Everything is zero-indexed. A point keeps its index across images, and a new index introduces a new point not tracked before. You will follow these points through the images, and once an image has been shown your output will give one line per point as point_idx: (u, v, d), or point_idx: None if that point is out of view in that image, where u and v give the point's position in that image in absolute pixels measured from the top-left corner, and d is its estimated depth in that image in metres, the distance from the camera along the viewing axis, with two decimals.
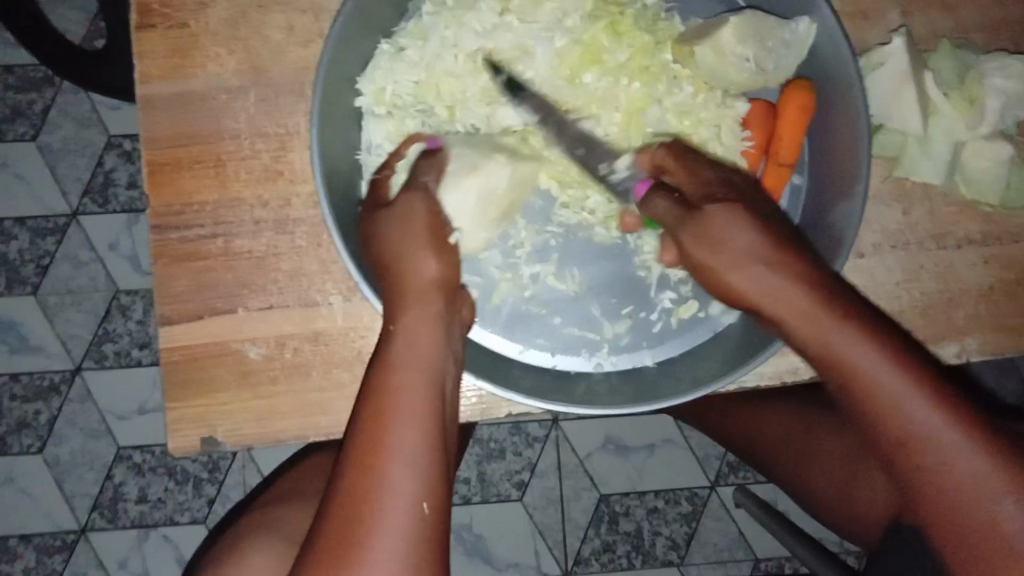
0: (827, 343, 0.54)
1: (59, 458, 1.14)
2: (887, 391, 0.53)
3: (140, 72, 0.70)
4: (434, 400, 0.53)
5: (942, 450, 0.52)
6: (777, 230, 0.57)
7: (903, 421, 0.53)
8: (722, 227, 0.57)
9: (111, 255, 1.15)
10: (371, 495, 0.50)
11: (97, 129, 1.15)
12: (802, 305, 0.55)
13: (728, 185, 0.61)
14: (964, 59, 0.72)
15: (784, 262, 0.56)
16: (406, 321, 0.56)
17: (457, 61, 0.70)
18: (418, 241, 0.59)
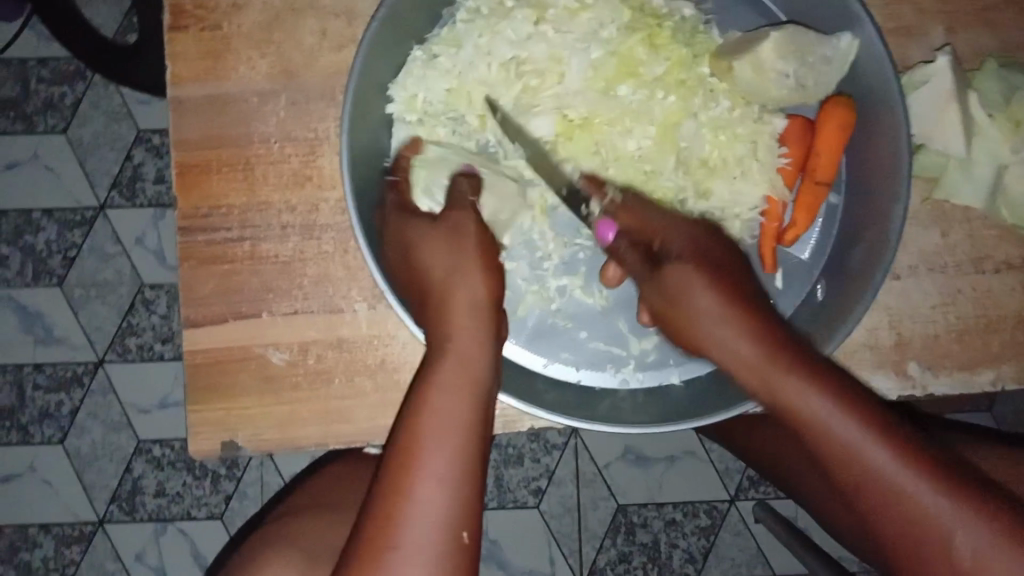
0: (787, 403, 0.55)
1: (80, 449, 1.15)
2: (852, 452, 0.52)
3: (173, 73, 0.70)
4: (473, 422, 0.52)
5: (908, 498, 0.50)
6: (738, 290, 0.60)
7: (863, 468, 0.51)
8: (680, 287, 0.60)
9: (138, 249, 1.15)
10: (407, 514, 0.48)
11: (128, 123, 1.15)
12: (757, 359, 0.56)
13: (698, 248, 0.63)
14: (1011, 79, 0.70)
15: (742, 320, 0.58)
16: (453, 341, 0.56)
17: (490, 69, 0.69)
18: (458, 263, 0.59)
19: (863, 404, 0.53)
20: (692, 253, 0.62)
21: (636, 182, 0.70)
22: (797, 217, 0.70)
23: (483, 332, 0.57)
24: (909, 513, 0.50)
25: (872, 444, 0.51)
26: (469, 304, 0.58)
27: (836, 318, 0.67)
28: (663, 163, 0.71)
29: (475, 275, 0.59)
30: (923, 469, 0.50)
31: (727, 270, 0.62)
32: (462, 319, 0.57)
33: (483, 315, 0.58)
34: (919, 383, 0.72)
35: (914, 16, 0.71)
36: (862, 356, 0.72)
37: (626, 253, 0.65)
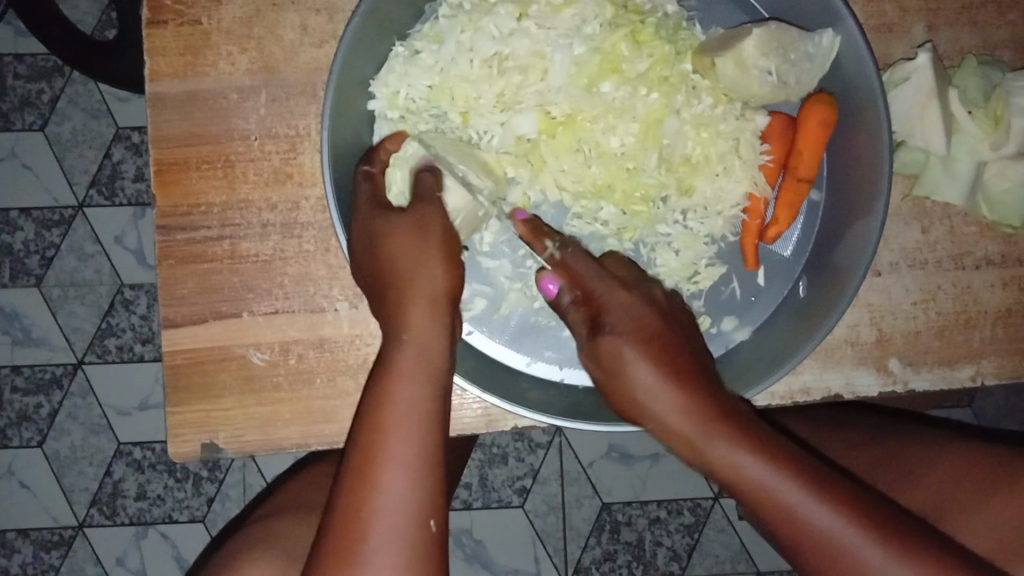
0: (724, 462, 0.55)
1: (59, 452, 1.13)
2: (788, 507, 0.52)
3: (152, 69, 0.69)
4: (436, 411, 0.51)
5: (854, 557, 0.50)
6: (681, 359, 0.61)
7: (809, 533, 0.51)
8: (619, 360, 0.61)
9: (117, 248, 1.14)
10: (373, 505, 0.47)
11: (107, 121, 1.14)
12: (699, 433, 0.57)
13: (643, 310, 0.63)
14: (991, 76, 0.70)
15: (682, 390, 0.58)
16: (405, 332, 0.54)
17: (473, 66, 0.69)
18: (420, 248, 0.58)
19: (807, 467, 0.54)
20: (634, 321, 0.62)
21: (619, 179, 0.70)
22: (779, 213, 0.71)
23: (439, 319, 0.56)
24: (845, 559, 0.50)
25: (818, 506, 0.51)
26: (429, 293, 0.56)
27: (818, 315, 0.67)
28: (645, 160, 0.70)
29: (434, 262, 0.58)
30: (871, 531, 0.50)
31: (669, 333, 0.62)
32: (421, 302, 0.56)
33: (441, 304, 0.56)
34: (900, 379, 0.73)
35: (895, 13, 0.72)
36: (844, 352, 0.72)
37: (570, 310, 0.65)
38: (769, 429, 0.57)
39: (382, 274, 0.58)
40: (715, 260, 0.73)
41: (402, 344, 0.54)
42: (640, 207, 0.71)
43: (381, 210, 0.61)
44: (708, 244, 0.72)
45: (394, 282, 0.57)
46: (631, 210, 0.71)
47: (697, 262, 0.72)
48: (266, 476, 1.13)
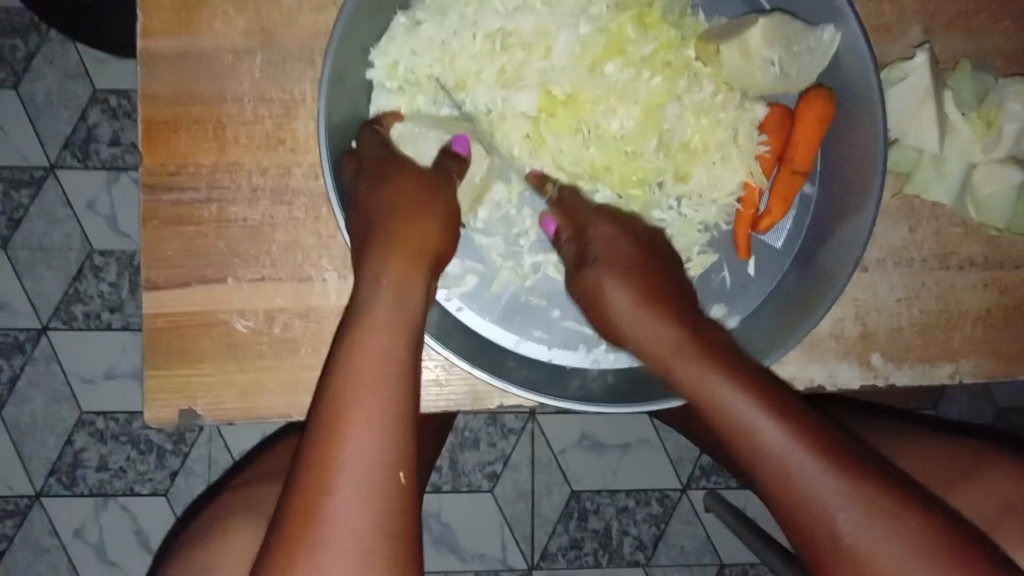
0: (642, 341, 0.59)
1: (19, 419, 1.10)
2: (693, 385, 0.55)
3: (144, 23, 0.67)
4: (407, 359, 0.48)
5: (747, 426, 0.51)
6: (664, 292, 0.61)
7: (710, 404, 0.54)
8: (606, 288, 0.62)
9: (88, 213, 1.10)
10: (339, 460, 0.44)
11: (83, 82, 1.10)
12: (631, 311, 0.60)
13: (623, 244, 0.65)
14: (983, 81, 0.71)
15: (656, 314, 0.59)
16: (373, 270, 0.52)
17: (475, 40, 0.68)
18: (413, 206, 0.56)
19: (729, 359, 0.55)
20: (613, 261, 0.63)
21: (616, 163, 0.70)
22: (773, 204, 0.71)
23: (416, 271, 0.53)
24: (729, 416, 0.52)
25: (771, 424, 0.50)
26: (420, 247, 0.54)
27: (804, 308, 0.67)
28: (645, 145, 0.70)
29: (419, 221, 0.55)
30: (821, 456, 0.48)
31: (647, 261, 0.64)
32: (402, 256, 0.53)
33: (424, 258, 0.54)
34: (881, 373, 0.74)
35: (893, 13, 0.72)
36: (828, 346, 0.73)
37: (567, 245, 0.67)
38: (705, 322, 0.59)
39: (371, 224, 0.55)
40: (707, 248, 0.73)
41: (375, 294, 0.51)
42: (636, 191, 0.71)
43: (392, 158, 0.60)
44: (701, 232, 0.73)
45: (383, 229, 0.54)
46: (628, 193, 0.71)
47: (690, 250, 0.72)
48: (231, 452, 1.10)
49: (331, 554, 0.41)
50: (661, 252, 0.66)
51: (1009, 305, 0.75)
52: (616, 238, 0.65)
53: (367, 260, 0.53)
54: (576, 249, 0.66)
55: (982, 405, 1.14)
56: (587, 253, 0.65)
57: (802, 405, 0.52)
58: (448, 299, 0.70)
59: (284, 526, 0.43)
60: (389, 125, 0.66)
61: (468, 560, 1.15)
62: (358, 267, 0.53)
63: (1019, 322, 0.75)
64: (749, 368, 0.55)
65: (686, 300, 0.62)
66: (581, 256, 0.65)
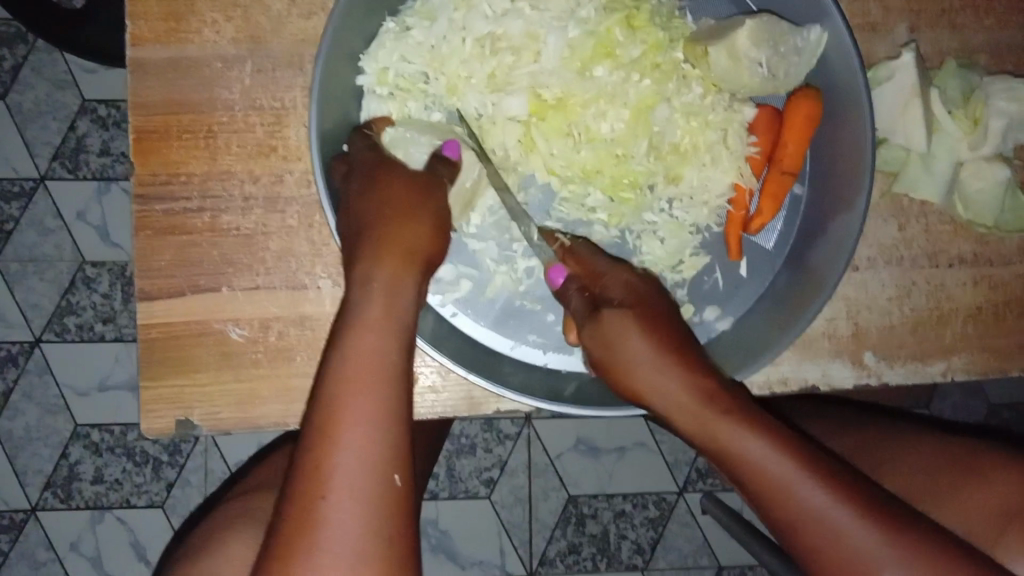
0: (666, 397, 0.54)
1: (13, 433, 1.10)
2: (726, 443, 0.52)
3: (133, 33, 0.67)
4: (400, 362, 0.48)
5: (791, 489, 0.50)
6: (678, 339, 0.56)
7: (740, 459, 0.52)
8: (625, 337, 0.56)
9: (80, 224, 1.10)
10: (333, 464, 0.44)
11: (73, 93, 1.10)
12: (653, 361, 0.55)
13: (635, 289, 0.59)
14: (970, 79, 0.72)
15: (679, 371, 0.54)
16: (365, 271, 0.52)
17: (465, 45, 0.68)
18: (404, 205, 0.55)
19: (747, 408, 0.53)
20: (626, 308, 0.57)
21: (608, 165, 0.71)
22: (763, 205, 0.71)
23: (409, 271, 0.52)
24: (764, 473, 0.51)
25: (812, 485, 0.50)
26: (410, 246, 0.53)
27: (795, 310, 0.68)
28: (635, 147, 0.71)
29: (411, 221, 0.54)
30: (856, 505, 0.49)
31: (654, 303, 0.59)
32: (394, 256, 0.52)
33: (416, 259, 0.53)
34: (874, 372, 0.74)
35: (878, 13, 0.73)
36: (821, 345, 0.73)
37: (573, 296, 0.62)
38: (717, 372, 0.55)
39: (361, 226, 0.55)
40: (699, 249, 0.73)
41: (366, 295, 0.50)
42: (628, 194, 0.71)
43: (383, 160, 0.60)
44: (693, 234, 0.73)
45: (372, 231, 0.54)
46: (619, 196, 0.71)
47: (682, 252, 0.73)
48: (227, 462, 1.10)
49: (326, 557, 0.42)
50: (655, 289, 0.60)
51: (999, 301, 0.75)
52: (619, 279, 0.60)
53: (359, 261, 0.52)
54: (575, 305, 0.61)
55: (975, 403, 1.14)
56: (597, 299, 0.59)
57: (810, 443, 0.53)
58: (442, 305, 0.70)
59: (281, 532, 0.43)
60: (379, 129, 0.65)
61: (467, 567, 1.15)
62: (350, 269, 0.53)
63: (1011, 318, 0.75)
64: (766, 414, 0.53)
65: (695, 343, 0.58)
66: (593, 301, 0.60)
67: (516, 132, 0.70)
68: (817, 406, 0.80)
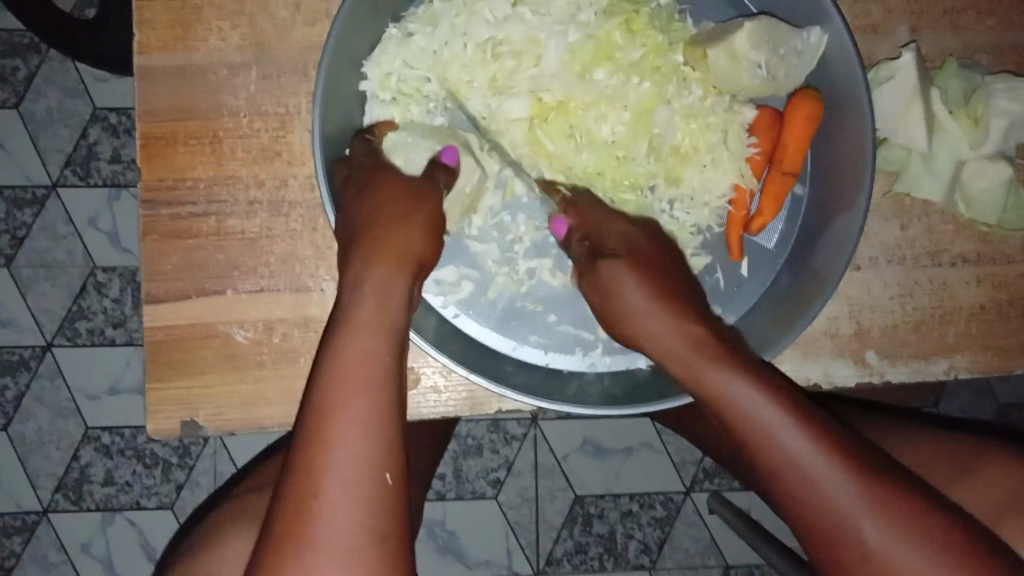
0: (666, 344, 0.58)
1: (25, 436, 1.11)
2: (715, 380, 0.55)
3: (140, 41, 0.68)
4: (392, 362, 0.49)
5: (772, 432, 0.52)
6: (675, 293, 0.61)
7: (726, 400, 0.54)
8: (620, 287, 0.61)
9: (90, 230, 1.11)
10: (326, 463, 0.44)
11: (83, 101, 1.11)
12: (642, 308, 0.59)
13: (635, 249, 0.64)
14: (971, 79, 0.72)
15: (668, 315, 0.59)
16: (357, 274, 0.52)
17: (467, 49, 0.69)
18: (397, 209, 0.56)
19: (751, 363, 0.56)
20: (626, 261, 0.62)
21: (608, 167, 0.71)
22: (764, 205, 0.72)
23: (401, 273, 0.53)
24: (744, 414, 0.53)
25: (787, 426, 0.51)
26: (402, 249, 0.55)
27: (796, 309, 0.68)
28: (636, 149, 0.71)
29: (405, 224, 0.56)
30: (837, 456, 0.50)
31: (660, 264, 0.63)
32: (385, 260, 0.53)
33: (408, 262, 0.54)
34: (877, 371, 0.74)
35: (879, 14, 0.73)
36: (823, 344, 0.74)
37: (575, 247, 0.66)
38: (731, 339, 0.58)
39: (356, 229, 0.56)
40: (700, 250, 0.74)
41: (358, 296, 0.51)
42: (628, 195, 0.72)
43: (380, 167, 0.61)
44: (694, 234, 0.73)
45: (366, 236, 0.55)
46: (620, 197, 0.72)
47: (683, 252, 0.73)
48: (236, 464, 1.11)
49: (322, 554, 0.42)
50: (662, 252, 0.65)
51: (1002, 300, 0.75)
52: (621, 241, 0.64)
53: (351, 265, 0.53)
54: (574, 256, 0.66)
55: (983, 402, 1.14)
56: (594, 251, 0.64)
57: (812, 406, 0.54)
58: (444, 306, 0.71)
59: (276, 530, 0.43)
60: (381, 134, 0.66)
61: (474, 567, 1.15)
62: (343, 271, 0.54)
63: (1013, 316, 0.75)
64: (767, 371, 0.55)
65: (697, 301, 0.61)
66: (591, 250, 0.64)
67: (523, 135, 0.70)
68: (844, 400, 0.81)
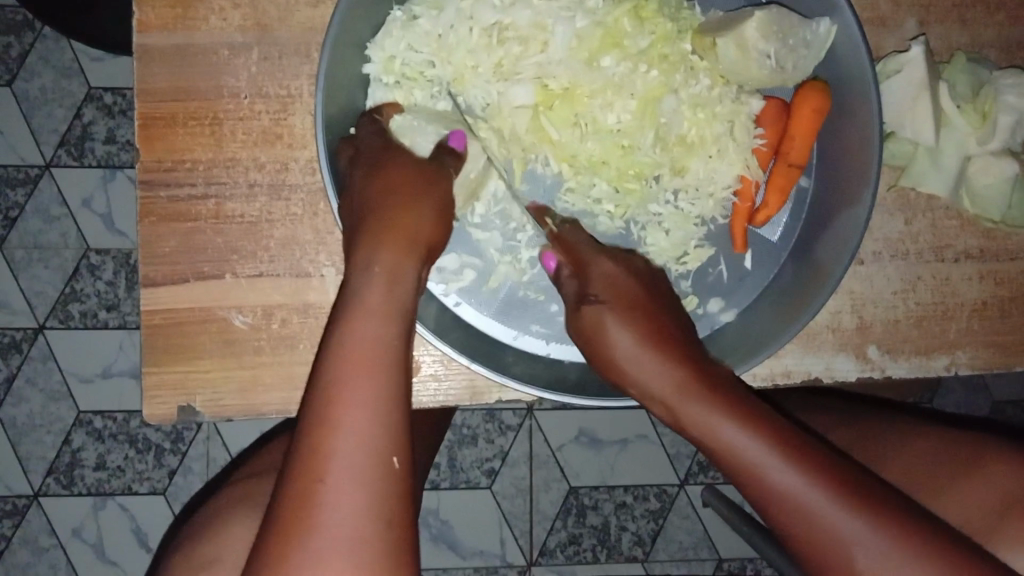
0: (652, 388, 0.59)
1: (16, 419, 1.10)
2: (703, 426, 0.55)
3: (139, 20, 0.67)
4: (400, 347, 0.48)
5: (763, 474, 0.51)
6: (664, 330, 0.61)
7: (719, 446, 0.54)
8: (606, 327, 0.61)
9: (84, 211, 1.10)
10: (332, 446, 0.43)
11: (78, 81, 1.10)
12: (632, 347, 0.60)
13: (625, 285, 0.64)
14: (979, 73, 0.72)
15: (657, 355, 0.59)
16: (366, 257, 0.52)
17: (472, 33, 0.68)
18: (405, 196, 0.56)
19: (738, 402, 0.55)
20: (613, 299, 0.63)
21: (613, 157, 0.71)
22: (769, 198, 0.71)
23: (409, 257, 0.53)
24: (743, 459, 0.52)
25: (774, 461, 0.51)
26: (412, 234, 0.55)
27: (800, 304, 0.67)
28: (641, 138, 0.71)
29: (412, 207, 0.56)
30: (825, 485, 0.50)
31: (652, 306, 0.63)
32: (395, 245, 0.53)
33: (418, 248, 0.54)
34: (878, 367, 0.74)
35: (887, 6, 0.73)
36: (824, 338, 0.73)
37: (568, 281, 0.66)
38: (717, 374, 0.58)
39: (362, 213, 0.56)
40: (704, 241, 0.73)
41: (367, 280, 0.51)
42: (633, 185, 0.71)
43: (388, 147, 0.61)
44: (698, 226, 0.73)
45: (374, 220, 0.55)
46: (624, 187, 0.71)
47: (687, 243, 0.73)
48: (230, 451, 1.10)
49: (326, 538, 0.41)
50: (652, 287, 0.66)
51: (1004, 297, 0.75)
52: (613, 273, 0.65)
53: (359, 249, 0.53)
54: (574, 289, 0.65)
55: (978, 399, 1.14)
56: (586, 291, 0.64)
57: (800, 434, 0.54)
58: (445, 294, 0.70)
59: (280, 513, 0.42)
60: (388, 116, 0.65)
61: (468, 557, 1.15)
62: (350, 255, 0.54)
63: (1015, 314, 0.75)
64: (756, 408, 0.55)
65: (685, 340, 0.61)
66: (580, 294, 0.64)
67: (525, 123, 0.70)
68: (817, 400, 0.81)
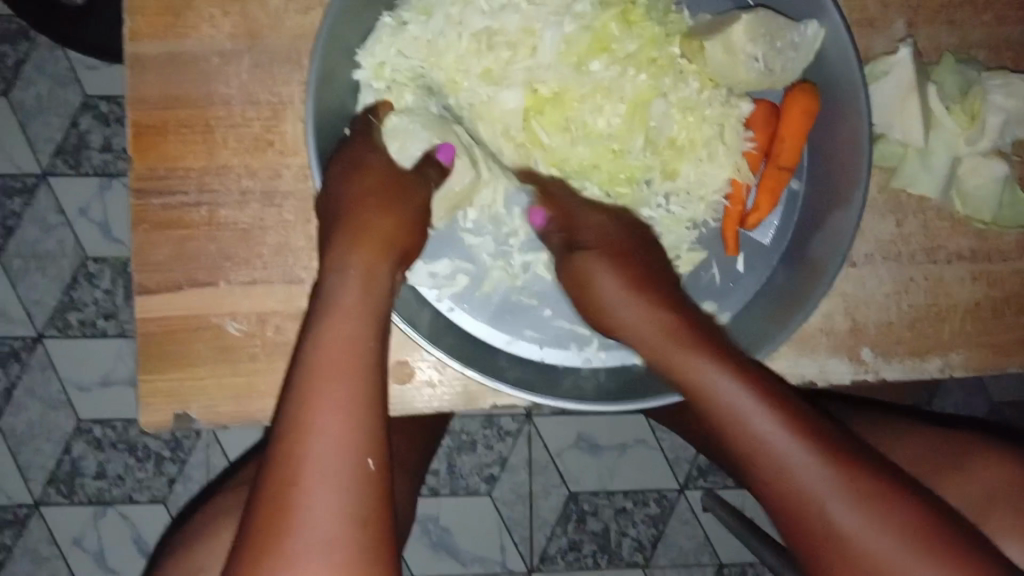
0: (621, 323, 0.62)
1: (16, 428, 1.10)
2: (670, 359, 0.58)
3: (131, 29, 0.67)
4: (374, 347, 0.48)
5: (743, 423, 0.53)
6: (645, 273, 0.64)
7: (696, 386, 0.56)
8: (592, 275, 0.63)
9: (82, 220, 1.11)
10: (306, 451, 0.44)
11: (74, 89, 1.11)
12: (620, 294, 0.62)
13: (607, 237, 0.66)
14: (966, 75, 0.72)
15: (640, 300, 0.61)
16: (338, 260, 0.52)
17: (461, 39, 0.69)
18: (379, 199, 0.56)
19: (718, 346, 0.58)
20: (598, 247, 0.65)
21: (604, 160, 0.71)
22: (762, 200, 0.71)
23: (383, 259, 0.53)
24: (726, 406, 0.54)
25: (750, 402, 0.54)
26: (387, 237, 0.54)
27: (794, 304, 0.67)
28: (631, 142, 0.71)
29: (388, 211, 0.56)
30: (803, 438, 0.52)
31: (637, 254, 0.65)
32: (367, 247, 0.53)
33: (392, 251, 0.54)
34: (872, 368, 0.74)
35: (876, 8, 0.73)
36: (819, 340, 0.73)
37: (553, 237, 0.68)
38: (689, 308, 0.62)
39: (338, 215, 0.56)
40: (696, 245, 0.74)
41: (342, 281, 0.51)
42: (624, 188, 0.72)
43: (371, 149, 0.61)
44: (690, 229, 0.73)
45: (347, 221, 0.55)
46: (616, 191, 0.72)
47: (679, 247, 0.73)
48: (229, 459, 1.10)
49: (302, 543, 0.41)
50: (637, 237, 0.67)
51: (998, 298, 0.75)
52: (596, 220, 0.67)
53: (333, 251, 0.53)
54: (559, 248, 0.67)
55: (977, 401, 1.14)
56: (575, 244, 0.65)
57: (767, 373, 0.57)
58: (439, 300, 0.70)
59: (256, 518, 0.43)
60: (385, 114, 0.65)
61: (468, 564, 1.15)
62: (324, 255, 0.53)
63: (1009, 314, 0.75)
64: (741, 357, 0.57)
65: (671, 288, 0.64)
66: (569, 242, 0.66)
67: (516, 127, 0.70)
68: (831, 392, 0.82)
